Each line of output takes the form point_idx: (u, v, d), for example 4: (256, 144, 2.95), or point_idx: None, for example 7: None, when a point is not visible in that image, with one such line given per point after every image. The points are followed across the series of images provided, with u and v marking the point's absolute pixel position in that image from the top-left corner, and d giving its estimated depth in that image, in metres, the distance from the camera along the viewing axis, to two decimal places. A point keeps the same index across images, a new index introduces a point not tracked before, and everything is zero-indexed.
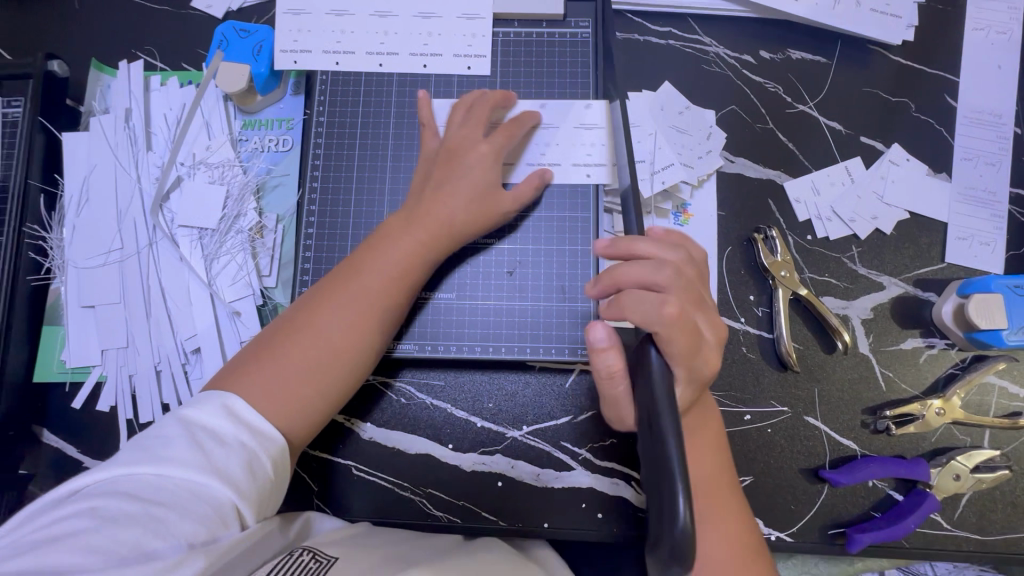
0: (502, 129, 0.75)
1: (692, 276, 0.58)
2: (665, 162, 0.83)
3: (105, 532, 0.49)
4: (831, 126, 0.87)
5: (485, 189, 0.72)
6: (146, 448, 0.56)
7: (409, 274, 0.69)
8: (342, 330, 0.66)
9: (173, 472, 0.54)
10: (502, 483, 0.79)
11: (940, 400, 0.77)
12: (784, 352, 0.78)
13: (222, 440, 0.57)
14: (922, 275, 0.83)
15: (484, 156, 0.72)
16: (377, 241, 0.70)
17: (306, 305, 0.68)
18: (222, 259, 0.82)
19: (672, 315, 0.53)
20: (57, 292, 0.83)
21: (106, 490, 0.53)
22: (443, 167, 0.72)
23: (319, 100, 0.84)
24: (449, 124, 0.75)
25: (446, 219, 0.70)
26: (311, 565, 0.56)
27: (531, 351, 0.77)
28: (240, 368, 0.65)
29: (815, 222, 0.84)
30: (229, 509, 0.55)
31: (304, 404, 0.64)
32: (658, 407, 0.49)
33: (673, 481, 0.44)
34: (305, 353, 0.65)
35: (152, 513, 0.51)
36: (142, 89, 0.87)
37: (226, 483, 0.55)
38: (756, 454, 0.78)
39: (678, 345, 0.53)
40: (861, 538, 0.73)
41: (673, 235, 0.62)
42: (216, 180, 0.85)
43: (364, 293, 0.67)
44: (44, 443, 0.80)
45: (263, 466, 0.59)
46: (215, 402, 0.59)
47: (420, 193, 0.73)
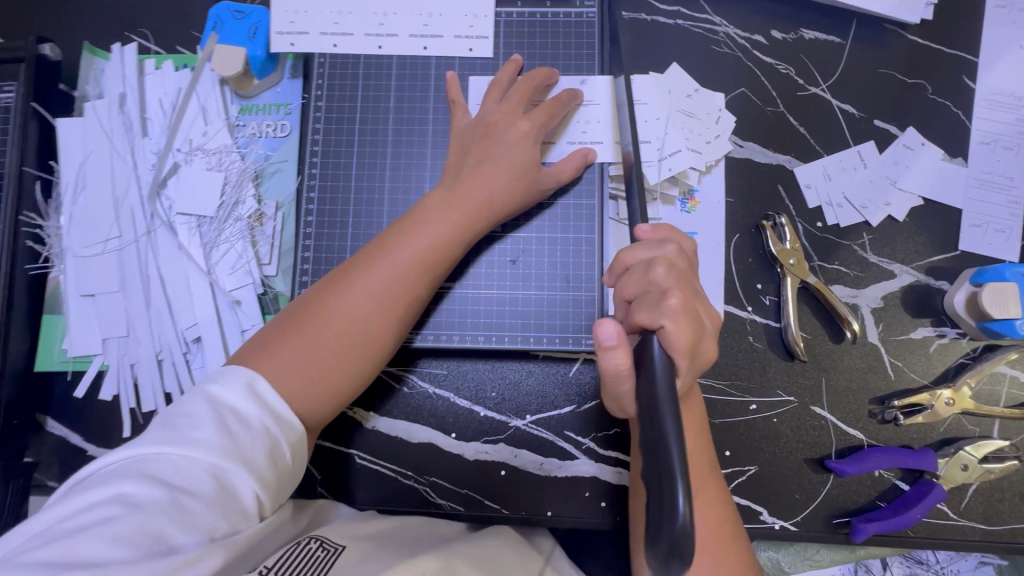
0: (544, 107, 0.74)
1: (686, 269, 0.56)
2: (673, 148, 0.81)
3: (130, 521, 0.48)
4: (844, 109, 0.84)
5: (527, 166, 0.72)
6: (170, 428, 0.54)
7: (443, 256, 0.69)
8: (373, 310, 0.65)
9: (200, 457, 0.52)
10: (505, 472, 0.79)
11: (949, 390, 0.76)
12: (791, 341, 0.77)
13: (246, 424, 0.56)
14: (934, 263, 0.81)
15: (524, 134, 0.72)
16: (412, 220, 0.69)
17: (337, 281, 0.66)
18: (222, 247, 0.81)
19: (677, 310, 0.50)
20: (56, 280, 0.82)
21: (128, 473, 0.51)
22: (482, 143, 0.72)
23: (317, 84, 0.82)
24: (485, 102, 0.75)
25: (485, 200, 0.70)
26: (320, 552, 0.58)
27: (535, 341, 0.76)
28: (266, 342, 0.63)
29: (825, 209, 0.82)
30: (253, 497, 0.54)
31: (329, 384, 0.63)
32: (656, 402, 0.46)
33: (673, 474, 0.42)
34: (336, 331, 0.64)
35: (176, 501, 0.50)
36: (136, 72, 0.85)
37: (251, 470, 0.54)
38: (761, 444, 0.77)
39: (684, 339, 0.50)
40: (866, 527, 0.73)
41: (663, 229, 0.59)
42: (214, 167, 0.83)
43: (397, 273, 0.66)
44: (48, 431, 0.80)
45: (284, 453, 0.58)
46: (238, 381, 0.58)
47: (455, 173, 0.72)
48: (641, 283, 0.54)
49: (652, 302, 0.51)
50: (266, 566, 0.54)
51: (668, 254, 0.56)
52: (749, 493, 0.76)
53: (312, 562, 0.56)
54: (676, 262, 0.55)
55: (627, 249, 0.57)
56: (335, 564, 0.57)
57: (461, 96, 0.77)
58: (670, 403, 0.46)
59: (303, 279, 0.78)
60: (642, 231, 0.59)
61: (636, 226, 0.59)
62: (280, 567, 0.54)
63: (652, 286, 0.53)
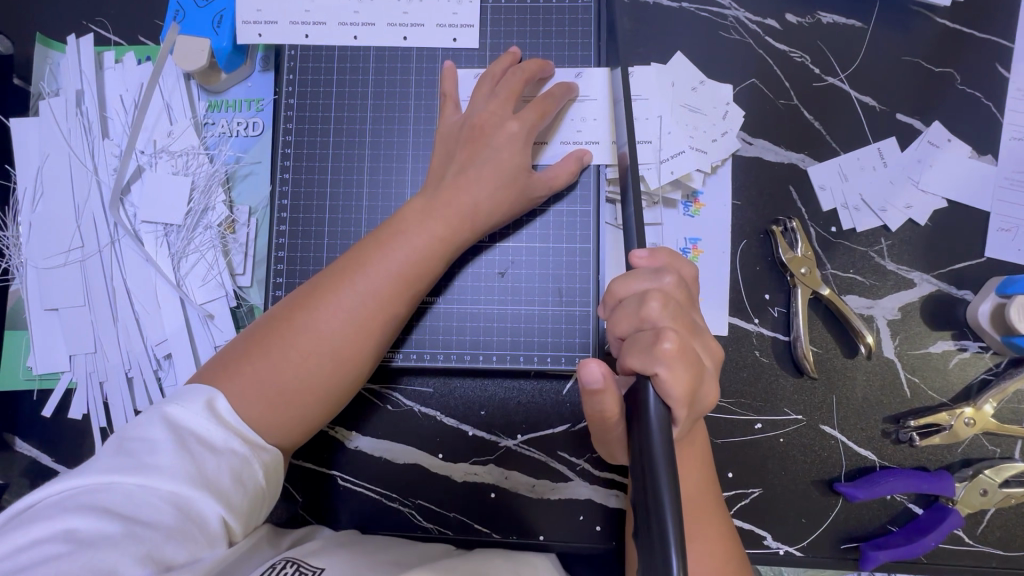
0: (535, 105, 0.67)
1: (685, 302, 0.51)
2: (676, 149, 0.75)
3: (77, 557, 0.44)
4: (864, 101, 0.77)
5: (517, 171, 0.66)
6: (126, 454, 0.50)
7: (421, 271, 0.63)
8: (344, 329, 0.60)
9: (158, 484, 0.49)
10: (495, 494, 0.75)
11: (971, 409, 0.70)
12: (801, 357, 0.72)
13: (210, 445, 0.52)
14: (958, 271, 0.75)
15: (514, 136, 0.66)
16: (389, 231, 0.63)
17: (306, 297, 0.61)
18: (191, 257, 0.76)
19: (672, 354, 0.46)
20: (18, 293, 0.78)
21: (78, 505, 0.47)
22: (468, 148, 0.65)
23: (288, 78, 0.75)
24: (473, 100, 0.68)
25: (468, 208, 0.64)
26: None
27: (525, 359, 0.71)
28: (231, 363, 0.58)
29: (841, 212, 0.75)
30: (219, 523, 0.50)
31: (295, 410, 0.58)
32: (651, 454, 0.44)
33: (665, 533, 0.40)
34: (306, 352, 0.58)
35: (130, 533, 0.46)
36: (94, 67, 0.79)
37: (214, 495, 0.50)
38: (767, 466, 0.73)
39: (681, 385, 0.46)
40: (876, 555, 0.69)
41: (661, 254, 0.54)
42: (180, 170, 0.77)
43: (371, 289, 0.60)
44: (15, 451, 0.76)
45: (255, 473, 0.54)
46: (199, 400, 0.54)
47: (438, 181, 0.65)
48: (632, 320, 0.50)
49: (646, 344, 0.48)
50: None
51: (665, 286, 0.51)
52: (753, 517, 0.72)
53: None
54: (674, 295, 0.51)
55: (620, 278, 0.52)
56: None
57: (453, 91, 0.71)
58: (666, 456, 0.44)
59: (277, 292, 0.73)
60: (638, 258, 0.53)
61: (634, 251, 0.53)
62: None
63: (645, 324, 0.49)
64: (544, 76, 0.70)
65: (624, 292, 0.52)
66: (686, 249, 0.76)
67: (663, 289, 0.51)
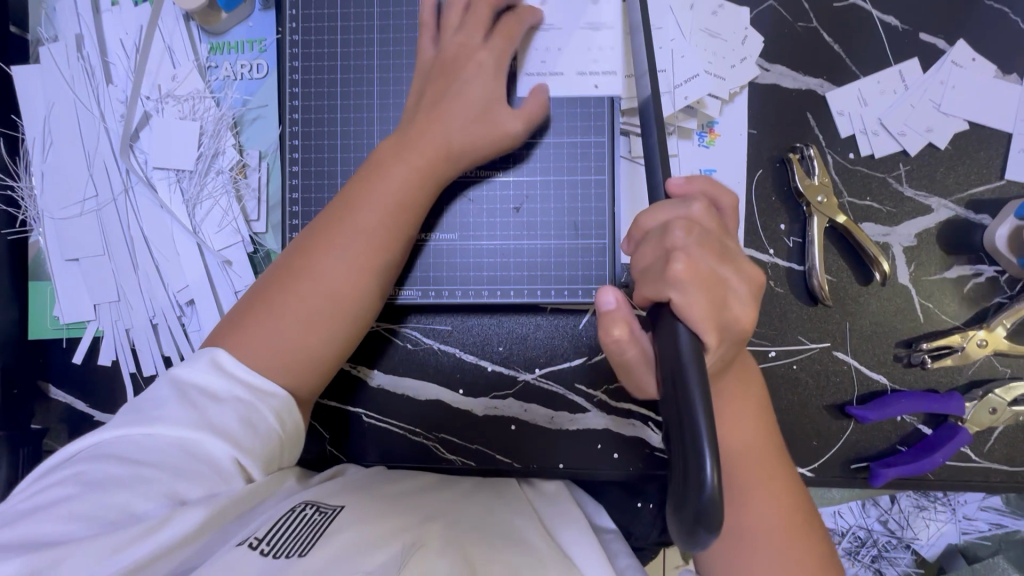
0: (500, 29, 0.66)
1: (718, 230, 0.50)
2: (690, 73, 0.73)
3: (90, 498, 0.48)
4: (886, 20, 0.74)
5: (488, 102, 0.65)
6: (136, 408, 0.54)
7: (406, 205, 0.63)
8: (337, 273, 0.60)
9: (164, 432, 0.52)
10: (515, 426, 0.78)
11: (983, 330, 0.71)
12: (816, 285, 0.72)
13: (216, 397, 0.55)
14: (977, 195, 0.74)
15: (483, 66, 0.65)
16: (369, 172, 0.63)
17: (298, 248, 0.62)
18: (205, 203, 0.76)
19: (683, 275, 0.47)
20: (36, 245, 0.78)
21: (93, 453, 0.51)
22: (439, 82, 0.65)
23: (290, 13, 0.73)
24: (444, 29, 0.67)
25: (444, 140, 0.63)
26: (316, 518, 0.55)
27: (542, 295, 0.72)
28: (233, 321, 0.60)
29: (859, 138, 0.74)
30: (230, 463, 0.53)
31: (305, 355, 0.59)
32: (686, 379, 0.43)
33: (700, 448, 0.40)
34: (302, 299, 0.59)
35: (140, 474, 0.50)
36: (91, 10, 0.76)
37: (220, 437, 0.52)
38: (779, 391, 0.74)
39: (699, 309, 0.46)
40: (884, 473, 0.71)
41: (698, 181, 0.55)
42: (187, 115, 0.76)
43: (359, 230, 0.61)
44: (52, 398, 0.78)
45: (265, 417, 0.56)
46: (203, 355, 0.56)
47: (413, 116, 0.65)
48: (657, 248, 0.50)
49: (659, 272, 0.49)
50: (256, 538, 0.51)
51: (695, 213, 0.50)
52: None
53: (307, 528, 0.53)
54: (704, 223, 0.50)
55: (646, 210, 0.52)
56: (333, 524, 0.54)
57: (434, 14, 0.68)
58: (701, 377, 0.43)
59: (293, 234, 0.73)
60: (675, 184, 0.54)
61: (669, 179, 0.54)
62: (272, 538, 0.51)
63: (668, 250, 0.49)
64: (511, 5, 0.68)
65: (651, 223, 0.52)
66: None
67: (691, 217, 0.50)
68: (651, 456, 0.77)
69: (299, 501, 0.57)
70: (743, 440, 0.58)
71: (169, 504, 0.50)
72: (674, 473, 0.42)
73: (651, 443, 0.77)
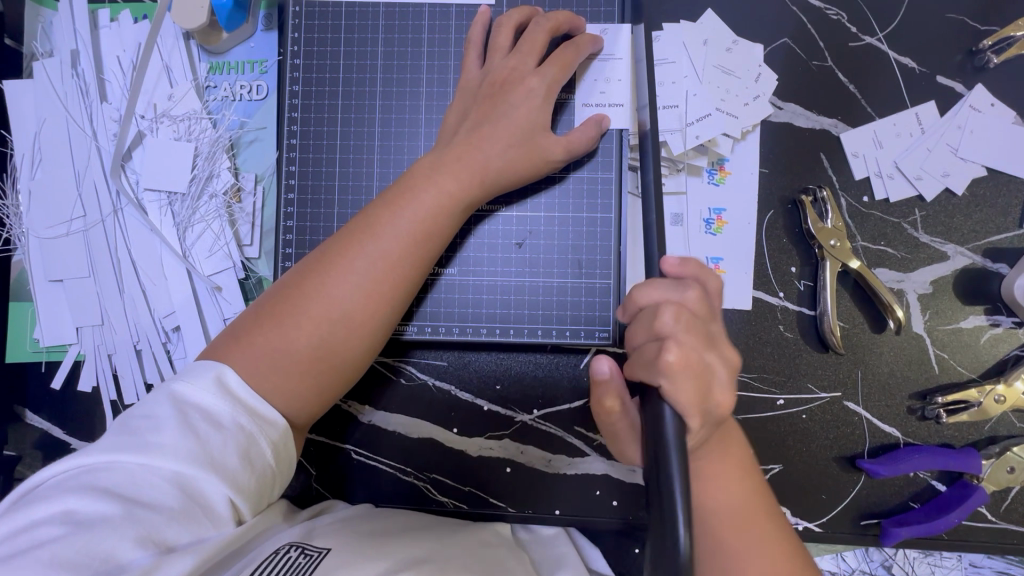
0: (557, 58, 0.64)
1: (706, 315, 0.50)
2: (702, 112, 0.71)
3: (78, 538, 0.43)
4: (903, 62, 0.73)
5: (529, 126, 0.62)
6: (129, 431, 0.49)
7: (434, 230, 0.60)
8: (355, 296, 0.57)
9: (160, 463, 0.47)
10: (510, 469, 0.74)
11: (1001, 386, 0.68)
12: (828, 332, 0.69)
13: (217, 424, 0.50)
14: (995, 243, 0.72)
15: (533, 93, 0.63)
16: (399, 191, 0.60)
17: (317, 264, 0.59)
18: (197, 227, 0.74)
19: (673, 366, 0.47)
20: (20, 265, 0.76)
21: (78, 486, 0.46)
22: (485, 105, 0.63)
23: (293, 37, 0.71)
24: (493, 53, 0.65)
25: (481, 165, 0.61)
26: (300, 561, 0.51)
27: (544, 334, 0.69)
28: (240, 333, 0.57)
29: (873, 181, 0.72)
30: (226, 504, 0.49)
31: (310, 379, 0.56)
32: (665, 442, 0.45)
33: (673, 510, 0.42)
34: (314, 319, 0.56)
35: (132, 513, 0.45)
36: (89, 27, 0.75)
37: (220, 475, 0.48)
38: (786, 442, 0.71)
39: (686, 395, 0.47)
40: (898, 532, 0.68)
41: (691, 264, 0.53)
42: (183, 136, 0.74)
43: (383, 251, 0.58)
44: (27, 423, 0.75)
45: (263, 452, 0.52)
46: (207, 374, 0.52)
47: (452, 138, 0.63)
48: (648, 332, 0.49)
49: (649, 359, 0.48)
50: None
51: (686, 297, 0.50)
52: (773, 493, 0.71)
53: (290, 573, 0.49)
54: (695, 309, 0.49)
55: (639, 286, 0.51)
56: (318, 568, 0.50)
57: (482, 35, 0.67)
58: (679, 444, 0.45)
59: (286, 262, 0.70)
60: (669, 266, 0.52)
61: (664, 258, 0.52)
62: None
63: (659, 335, 0.49)
64: (573, 30, 0.67)
65: (645, 300, 0.50)
66: (710, 220, 0.73)
67: (682, 302, 0.49)
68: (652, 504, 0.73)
69: (284, 542, 0.54)
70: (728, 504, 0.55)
71: (158, 549, 0.45)
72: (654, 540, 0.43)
73: None
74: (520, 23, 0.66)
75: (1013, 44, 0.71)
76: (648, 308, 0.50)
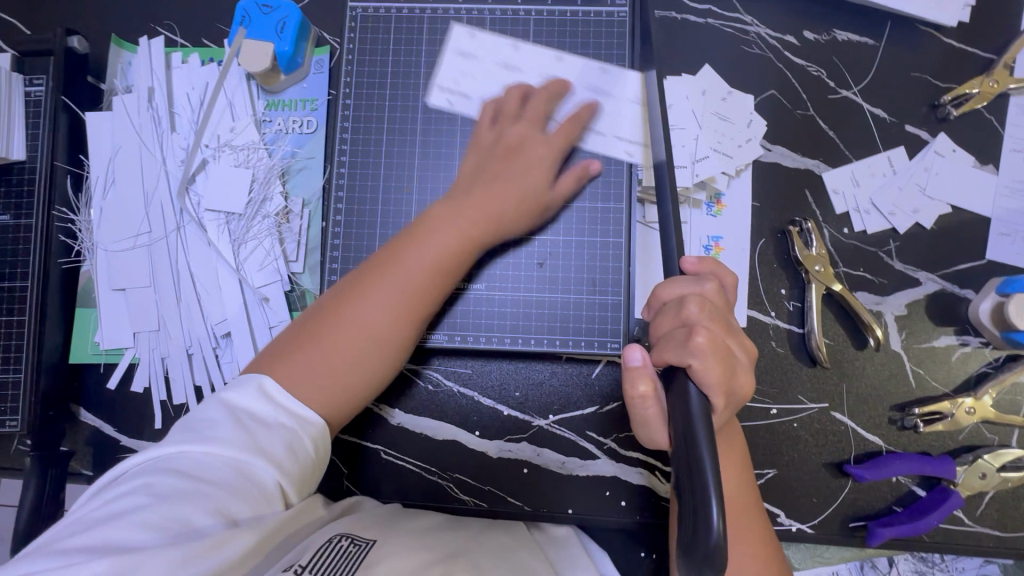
0: (560, 133, 0.76)
1: (724, 306, 0.56)
2: (702, 152, 0.81)
3: (156, 511, 0.50)
4: (875, 113, 0.83)
5: (534, 188, 0.73)
6: (191, 429, 0.57)
7: (453, 264, 0.69)
8: (381, 320, 0.65)
9: (219, 450, 0.55)
10: (526, 470, 0.81)
11: (971, 399, 0.76)
12: (815, 348, 0.77)
13: (264, 422, 0.59)
14: (962, 272, 0.81)
15: (543, 158, 0.74)
16: (419, 231, 0.69)
17: (350, 289, 0.67)
18: (250, 244, 0.82)
19: (705, 347, 0.51)
20: (88, 275, 0.84)
21: (153, 470, 0.53)
22: (497, 162, 0.73)
23: (345, 80, 0.81)
24: (504, 121, 0.76)
25: (496, 218, 0.71)
26: (351, 549, 0.57)
27: (561, 344, 0.77)
28: (280, 352, 0.64)
29: (852, 215, 0.81)
30: (275, 486, 0.56)
31: (342, 395, 0.65)
32: (696, 438, 0.48)
33: (706, 493, 0.45)
34: (347, 343, 0.64)
35: (199, 489, 0.52)
36: (164, 66, 0.85)
37: (270, 461, 0.56)
38: (779, 448, 0.78)
39: (714, 375, 0.51)
40: (882, 532, 0.74)
41: (706, 262, 0.62)
42: (241, 163, 0.84)
43: (408, 282, 0.66)
44: (82, 420, 0.82)
45: (304, 445, 0.60)
46: (251, 382, 0.61)
47: (468, 184, 0.73)
48: (673, 321, 0.55)
49: (680, 341, 0.53)
50: (300, 564, 0.53)
51: (706, 290, 0.56)
52: (768, 495, 0.78)
53: (345, 560, 0.55)
54: (714, 300, 0.55)
55: (663, 283, 0.57)
56: (369, 556, 0.56)
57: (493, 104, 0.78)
58: (709, 438, 0.48)
59: (332, 276, 0.78)
60: (687, 264, 0.60)
61: (682, 257, 0.60)
62: (315, 565, 0.53)
63: (685, 323, 0.54)
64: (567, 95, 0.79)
65: (668, 296, 0.56)
66: (709, 246, 0.82)
67: (703, 294, 0.55)
68: (657, 505, 0.80)
69: (336, 532, 0.59)
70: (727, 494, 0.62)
71: (223, 522, 0.52)
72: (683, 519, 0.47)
73: (658, 492, 0.80)
74: (523, 93, 0.78)
75: (970, 99, 0.82)
76: (671, 300, 0.56)
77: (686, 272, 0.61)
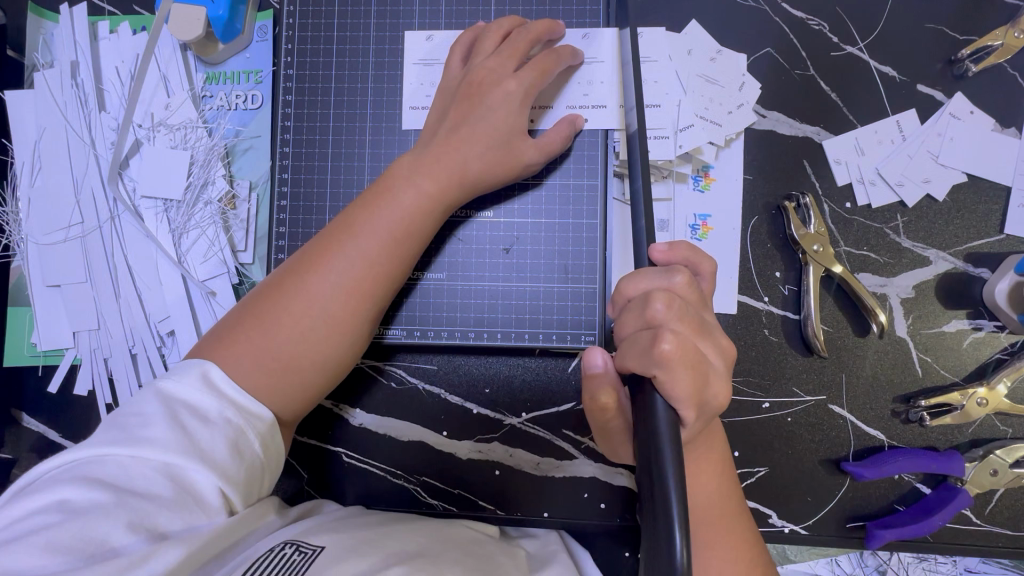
0: (536, 63, 0.65)
1: (696, 302, 0.49)
2: (685, 121, 0.73)
3: (69, 527, 0.43)
4: (883, 71, 0.74)
5: (507, 126, 0.64)
6: (121, 428, 0.50)
7: (412, 229, 0.62)
8: (334, 293, 0.59)
9: (151, 455, 0.48)
10: (499, 471, 0.75)
11: (984, 388, 0.69)
12: (811, 335, 0.70)
13: (205, 419, 0.51)
14: (977, 249, 0.73)
15: (510, 96, 0.64)
16: (376, 196, 0.62)
17: (302, 264, 0.60)
18: (192, 233, 0.75)
19: (671, 355, 0.44)
20: (19, 271, 0.77)
21: (71, 478, 0.47)
22: (463, 104, 0.64)
23: (286, 48, 0.73)
24: (476, 54, 0.66)
25: (460, 166, 0.63)
26: (295, 559, 0.51)
27: (531, 338, 0.70)
28: (225, 335, 0.58)
29: (856, 187, 0.73)
30: (216, 494, 0.49)
31: (295, 378, 0.58)
32: (661, 454, 0.42)
33: (669, 519, 0.40)
34: (297, 320, 0.58)
35: (123, 501, 0.46)
36: (89, 38, 0.77)
37: (210, 466, 0.49)
38: (772, 445, 0.72)
39: (683, 387, 0.45)
40: (882, 534, 0.69)
41: (680, 249, 0.54)
42: (179, 144, 0.76)
43: (361, 251, 0.59)
44: (24, 426, 0.76)
45: (252, 444, 0.53)
46: (193, 372, 0.54)
47: (431, 137, 0.64)
48: (638, 322, 0.48)
49: (644, 347, 0.46)
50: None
51: (675, 285, 0.48)
52: (759, 495, 0.72)
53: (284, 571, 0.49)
54: (684, 296, 0.48)
55: (627, 277, 0.50)
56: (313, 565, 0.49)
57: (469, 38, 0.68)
58: (674, 454, 0.42)
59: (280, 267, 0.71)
60: (657, 253, 0.53)
61: (652, 245, 0.53)
62: None
63: (651, 325, 0.47)
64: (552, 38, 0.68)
65: (634, 291, 0.50)
66: (696, 225, 0.74)
67: (672, 289, 0.48)
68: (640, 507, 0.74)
69: (280, 541, 0.54)
70: (708, 503, 0.55)
71: (150, 536, 0.46)
72: (648, 545, 0.41)
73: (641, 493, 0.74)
74: (508, 31, 0.67)
75: (990, 53, 0.73)
76: (637, 298, 0.49)
77: (657, 264, 0.53)
